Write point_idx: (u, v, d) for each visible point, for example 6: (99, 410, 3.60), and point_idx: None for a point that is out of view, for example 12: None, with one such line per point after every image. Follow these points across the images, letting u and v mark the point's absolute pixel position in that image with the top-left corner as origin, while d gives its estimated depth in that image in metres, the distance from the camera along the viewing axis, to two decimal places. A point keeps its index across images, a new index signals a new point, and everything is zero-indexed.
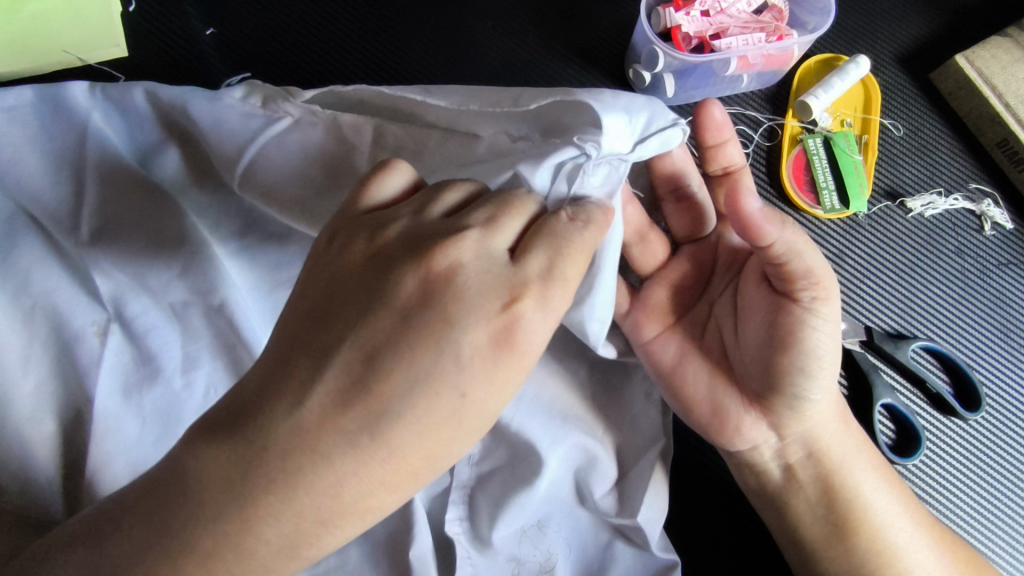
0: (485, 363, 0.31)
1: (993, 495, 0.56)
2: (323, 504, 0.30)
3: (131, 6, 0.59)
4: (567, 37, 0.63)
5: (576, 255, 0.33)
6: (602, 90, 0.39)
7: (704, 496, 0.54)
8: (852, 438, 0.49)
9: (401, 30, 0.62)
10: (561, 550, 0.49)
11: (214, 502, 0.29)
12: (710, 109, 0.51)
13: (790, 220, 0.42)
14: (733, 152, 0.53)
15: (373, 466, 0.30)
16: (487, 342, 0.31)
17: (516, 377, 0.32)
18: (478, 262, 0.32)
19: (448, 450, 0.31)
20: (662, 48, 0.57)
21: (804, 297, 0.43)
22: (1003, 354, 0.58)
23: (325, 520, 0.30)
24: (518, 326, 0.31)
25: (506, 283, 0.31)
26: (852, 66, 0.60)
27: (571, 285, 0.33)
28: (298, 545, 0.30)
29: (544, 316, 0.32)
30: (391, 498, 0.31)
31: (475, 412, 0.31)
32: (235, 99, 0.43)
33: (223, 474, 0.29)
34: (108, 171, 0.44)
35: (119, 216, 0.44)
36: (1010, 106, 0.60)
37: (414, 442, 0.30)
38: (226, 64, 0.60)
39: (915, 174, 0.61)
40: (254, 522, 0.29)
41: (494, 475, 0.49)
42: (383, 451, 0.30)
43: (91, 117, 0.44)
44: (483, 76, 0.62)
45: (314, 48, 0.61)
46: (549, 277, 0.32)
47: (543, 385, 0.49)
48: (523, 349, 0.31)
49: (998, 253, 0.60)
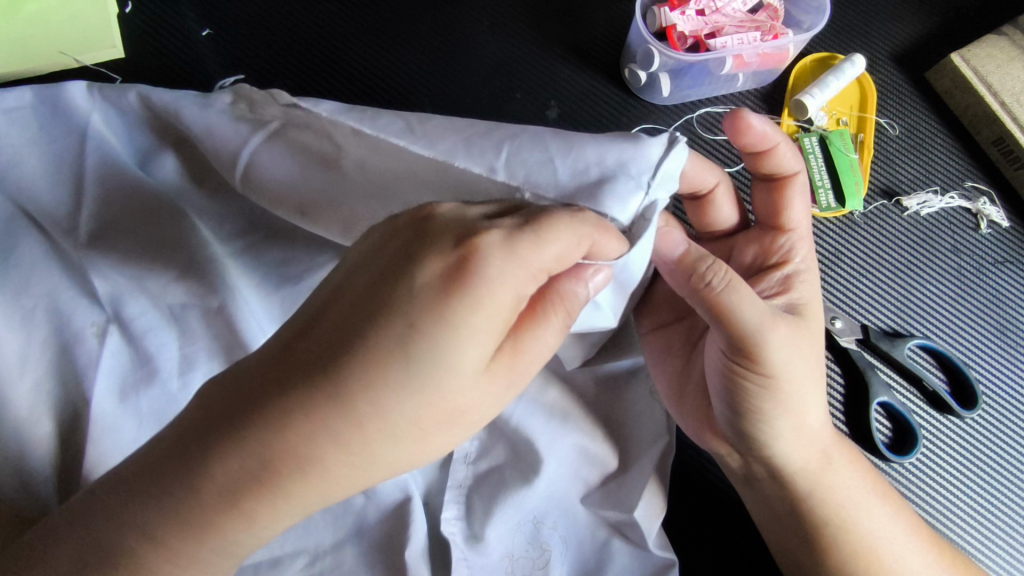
0: (438, 295, 0.30)
1: (990, 494, 0.55)
2: (266, 447, 0.29)
3: (128, 8, 0.60)
4: (562, 37, 0.63)
5: (560, 238, 0.33)
6: (582, 141, 0.39)
7: (699, 497, 0.54)
8: (836, 447, 0.48)
9: (398, 29, 0.62)
10: (556, 547, 0.49)
11: (206, 496, 0.30)
12: (749, 123, 0.46)
13: (710, 286, 0.42)
14: (784, 155, 0.48)
15: (321, 410, 0.29)
16: (441, 276, 0.30)
17: (471, 324, 0.30)
18: (449, 212, 0.33)
19: (394, 405, 0.30)
20: (658, 47, 0.57)
21: (742, 365, 0.44)
22: (1000, 352, 0.59)
23: (268, 463, 0.29)
24: (473, 259, 0.31)
25: (469, 229, 0.32)
26: (847, 64, 0.60)
27: (550, 257, 0.32)
28: (252, 515, 0.30)
29: (510, 266, 0.31)
30: (343, 460, 0.30)
31: (425, 347, 0.29)
32: (224, 105, 0.44)
33: (208, 471, 0.29)
34: (107, 175, 0.44)
35: (119, 217, 0.44)
36: (1006, 104, 0.60)
37: (364, 379, 0.29)
38: (222, 65, 0.60)
39: (911, 174, 0.61)
40: (250, 512, 0.30)
41: (490, 474, 0.50)
42: (333, 388, 0.29)
43: (91, 118, 0.45)
44: (479, 76, 0.62)
45: (311, 49, 0.61)
46: (519, 236, 0.32)
47: (540, 390, 0.51)
48: (480, 290, 0.30)
49: (996, 251, 0.60)
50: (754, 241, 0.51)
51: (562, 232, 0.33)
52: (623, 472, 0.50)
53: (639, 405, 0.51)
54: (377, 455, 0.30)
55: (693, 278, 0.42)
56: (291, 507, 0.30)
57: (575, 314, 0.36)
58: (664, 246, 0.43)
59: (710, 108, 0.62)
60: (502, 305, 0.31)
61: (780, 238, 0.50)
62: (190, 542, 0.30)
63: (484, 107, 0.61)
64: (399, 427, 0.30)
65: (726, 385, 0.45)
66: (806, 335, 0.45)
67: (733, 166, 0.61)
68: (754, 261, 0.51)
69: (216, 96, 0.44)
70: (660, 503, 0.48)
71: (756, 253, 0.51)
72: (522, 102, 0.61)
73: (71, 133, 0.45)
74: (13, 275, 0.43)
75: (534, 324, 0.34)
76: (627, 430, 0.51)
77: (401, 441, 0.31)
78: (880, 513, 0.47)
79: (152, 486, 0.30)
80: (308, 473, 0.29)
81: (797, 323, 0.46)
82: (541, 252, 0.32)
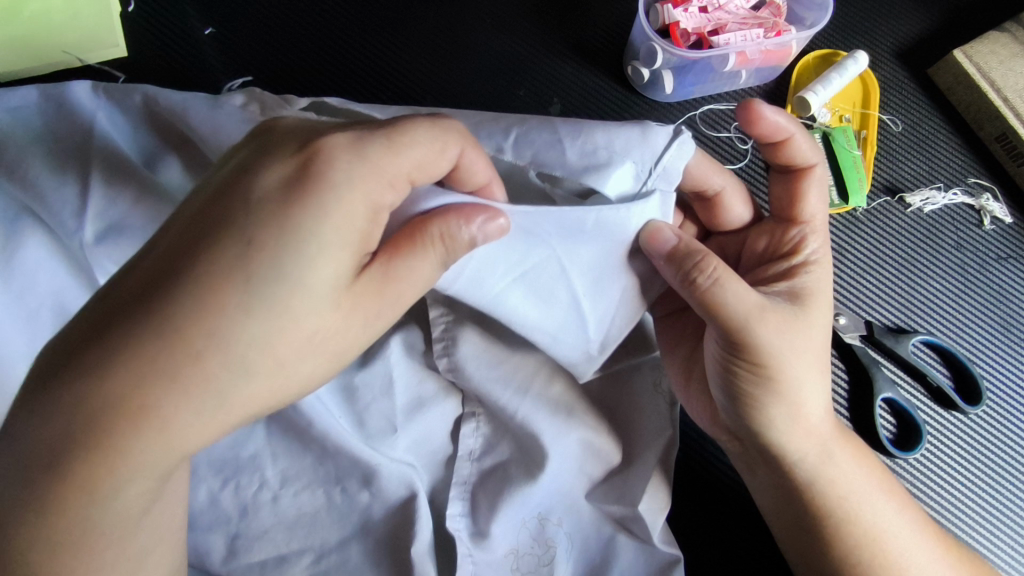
0: (281, 201, 0.33)
1: (998, 492, 0.55)
2: (100, 388, 0.30)
3: (131, 7, 0.60)
4: (563, 34, 0.63)
5: (408, 143, 0.35)
6: (592, 124, 0.44)
7: (707, 490, 0.54)
8: (843, 449, 0.47)
9: (399, 28, 0.62)
10: (561, 544, 0.50)
11: (89, 469, 0.31)
12: (763, 113, 0.45)
13: (697, 282, 0.43)
14: (802, 144, 0.48)
15: (152, 342, 0.31)
16: (284, 184, 0.33)
17: (315, 237, 0.33)
18: (292, 125, 0.36)
19: (232, 327, 0.32)
20: (661, 44, 0.57)
21: (742, 363, 0.44)
22: (1003, 348, 0.58)
23: (103, 408, 0.30)
24: (314, 164, 0.33)
25: (309, 137, 0.35)
26: (851, 61, 0.60)
27: (401, 166, 0.35)
28: (99, 472, 0.31)
29: (354, 170, 0.34)
30: (190, 398, 0.31)
31: (268, 264, 0.32)
32: (235, 106, 0.45)
33: (61, 434, 0.30)
34: (114, 172, 0.44)
35: (128, 211, 0.44)
36: (1008, 100, 0.60)
37: (198, 306, 0.31)
38: (228, 66, 0.60)
39: (913, 170, 0.61)
40: (101, 473, 0.31)
41: (495, 470, 0.51)
42: (166, 317, 0.31)
43: (96, 116, 0.46)
44: (483, 73, 0.62)
45: (313, 47, 0.61)
46: (355, 145, 0.34)
47: (550, 383, 0.51)
48: (323, 191, 0.33)
49: (998, 247, 0.60)
50: (765, 233, 0.51)
51: (418, 140, 0.36)
52: (627, 467, 0.50)
53: (640, 401, 0.52)
54: (226, 387, 0.32)
55: (682, 271, 0.43)
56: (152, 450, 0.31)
57: (455, 253, 0.37)
58: (653, 243, 0.43)
59: (713, 105, 0.62)
60: (355, 215, 0.34)
61: (792, 231, 0.50)
62: (93, 491, 0.31)
63: (486, 104, 0.61)
64: (248, 350, 0.32)
65: (727, 378, 0.45)
66: (810, 327, 0.45)
67: (736, 164, 0.61)
68: (769, 252, 0.51)
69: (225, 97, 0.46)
70: (664, 497, 0.48)
71: (768, 243, 0.51)
72: (524, 99, 0.61)
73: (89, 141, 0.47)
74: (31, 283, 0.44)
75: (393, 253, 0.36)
76: (630, 427, 0.51)
77: (253, 368, 0.33)
78: (888, 514, 0.47)
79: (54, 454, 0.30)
80: (146, 416, 0.31)
81: (801, 318, 0.45)
82: (396, 157, 0.35)
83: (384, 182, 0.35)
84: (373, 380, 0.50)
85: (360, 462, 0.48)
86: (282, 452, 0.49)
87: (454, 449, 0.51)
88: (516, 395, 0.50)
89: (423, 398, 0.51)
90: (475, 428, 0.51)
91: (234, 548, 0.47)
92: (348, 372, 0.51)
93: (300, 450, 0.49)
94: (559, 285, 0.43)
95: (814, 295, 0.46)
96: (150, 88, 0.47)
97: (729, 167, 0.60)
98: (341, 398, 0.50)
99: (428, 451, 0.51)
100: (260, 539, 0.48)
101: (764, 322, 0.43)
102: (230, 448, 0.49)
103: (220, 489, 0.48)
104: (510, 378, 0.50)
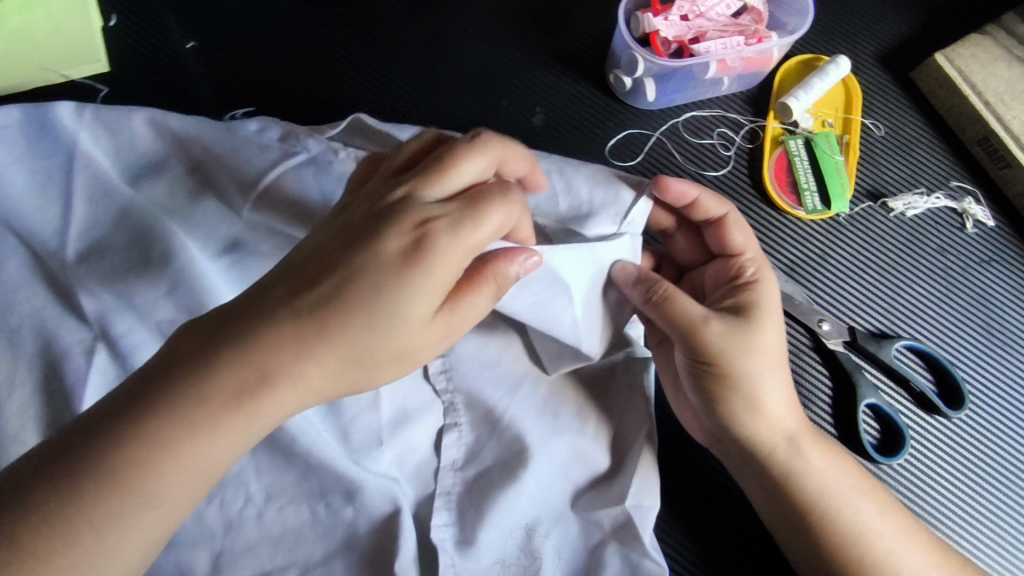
0: (401, 264, 0.36)
1: (985, 495, 0.55)
2: (257, 356, 0.34)
3: (112, 21, 0.60)
4: (545, 42, 0.63)
5: (498, 212, 0.37)
6: (574, 172, 0.50)
7: (694, 502, 0.54)
8: (824, 457, 0.48)
9: (382, 38, 0.62)
10: (547, 554, 0.50)
11: (192, 435, 0.34)
12: (666, 184, 0.49)
13: (654, 302, 0.47)
14: (709, 203, 0.51)
15: (298, 337, 0.35)
16: (404, 249, 0.36)
17: (414, 290, 0.36)
18: (416, 180, 0.39)
19: (358, 337, 0.36)
20: (641, 53, 0.57)
21: (702, 368, 0.47)
22: (988, 351, 0.58)
23: (249, 378, 0.34)
24: (429, 238, 0.36)
25: (424, 208, 0.37)
26: (832, 65, 0.60)
27: (489, 233, 0.37)
28: (209, 436, 0.34)
29: (454, 242, 0.36)
30: (312, 382, 0.36)
31: (387, 303, 0.36)
32: (252, 133, 0.51)
33: (187, 395, 0.34)
34: (93, 193, 0.48)
35: (105, 235, 0.48)
36: (990, 104, 0.60)
37: (338, 317, 0.35)
38: (211, 79, 0.60)
39: (895, 174, 0.61)
40: (205, 435, 0.34)
41: (478, 480, 0.51)
42: (313, 322, 0.35)
43: (78, 137, 0.49)
44: (467, 84, 0.62)
45: (295, 58, 0.61)
46: (460, 217, 0.37)
47: (538, 383, 0.52)
48: (430, 263, 0.36)
49: (981, 251, 0.60)
50: (711, 271, 0.53)
51: (497, 212, 0.37)
52: (613, 473, 0.51)
53: (623, 402, 0.53)
54: (343, 377, 0.36)
55: (646, 290, 0.48)
56: (219, 443, 0.34)
57: (504, 291, 0.40)
58: (620, 276, 0.49)
59: (696, 111, 0.62)
60: (448, 275, 0.37)
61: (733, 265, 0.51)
62: (141, 480, 0.33)
63: (470, 113, 0.61)
64: (364, 359, 0.36)
65: (694, 378, 0.48)
66: (763, 337, 0.47)
67: (718, 170, 0.61)
68: (723, 279, 0.51)
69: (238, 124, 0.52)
70: (650, 488, 0.50)
71: (721, 276, 0.52)
72: (508, 109, 0.61)
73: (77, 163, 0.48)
74: (19, 298, 0.47)
75: (471, 293, 0.39)
76: (613, 434, 0.53)
77: (365, 377, 0.37)
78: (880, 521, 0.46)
79: (166, 418, 0.33)
80: (273, 392, 0.35)
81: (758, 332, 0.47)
82: (481, 230, 0.37)
83: (475, 250, 0.37)
84: (359, 394, 0.50)
85: (344, 478, 0.49)
86: (266, 469, 0.49)
87: (438, 460, 0.52)
88: (506, 395, 0.51)
89: (408, 412, 0.51)
90: (458, 437, 0.52)
91: (219, 565, 0.48)
92: None
93: (284, 467, 0.49)
94: (565, 308, 0.47)
95: (765, 312, 0.48)
96: (167, 114, 0.50)
97: (712, 174, 0.60)
98: (325, 412, 0.51)
99: (413, 464, 0.51)
100: (246, 555, 0.48)
101: (723, 333, 0.46)
102: None
103: (204, 506, 0.48)
104: (500, 379, 0.52)
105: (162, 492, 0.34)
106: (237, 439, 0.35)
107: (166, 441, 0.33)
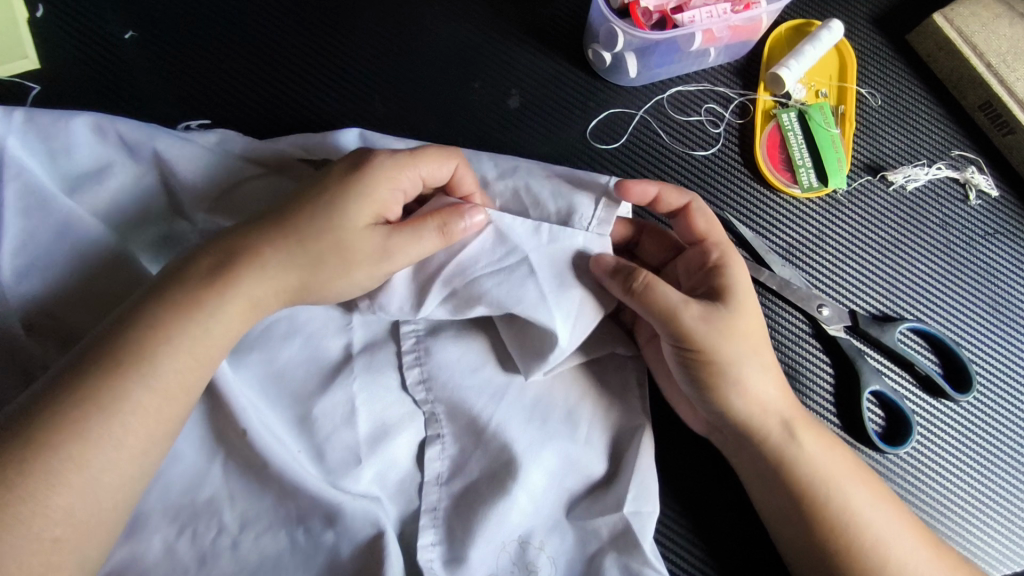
0: (343, 175, 0.43)
1: (994, 479, 0.53)
2: (206, 265, 0.40)
3: (39, 12, 0.55)
4: (517, 17, 0.59)
5: (434, 149, 0.45)
6: (538, 180, 0.48)
7: (695, 504, 0.51)
8: (827, 457, 0.45)
9: (341, 19, 0.58)
10: (544, 568, 0.47)
11: (158, 337, 0.37)
12: (626, 185, 0.47)
13: (633, 293, 0.44)
14: (670, 196, 0.49)
15: (259, 245, 0.41)
16: (346, 167, 0.44)
17: (353, 197, 0.43)
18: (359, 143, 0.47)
19: (312, 236, 0.42)
20: (621, 26, 0.52)
21: (693, 357, 0.44)
22: (993, 328, 0.56)
23: (210, 277, 0.40)
24: (366, 159, 0.44)
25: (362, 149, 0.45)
26: (825, 31, 0.56)
27: (421, 173, 0.45)
28: (170, 332, 0.38)
29: (389, 160, 0.44)
30: (265, 278, 0.41)
31: (326, 206, 0.42)
32: (208, 145, 0.48)
33: (154, 309, 0.38)
34: (30, 206, 0.44)
35: (44, 250, 0.44)
36: (993, 66, 0.57)
37: (292, 224, 0.42)
38: (154, 73, 0.55)
39: (894, 145, 0.58)
40: (167, 328, 0.38)
41: (466, 493, 0.48)
42: (264, 234, 0.41)
43: (8, 144, 0.45)
44: (435, 66, 0.57)
45: (246, 46, 0.56)
46: (397, 150, 0.45)
47: (525, 386, 0.49)
48: (366, 177, 0.43)
49: (985, 223, 0.57)
50: (683, 263, 0.50)
51: (431, 152, 0.45)
52: (610, 479, 0.49)
53: (615, 405, 0.50)
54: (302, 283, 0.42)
55: (624, 280, 0.44)
56: (183, 341, 0.38)
57: (449, 229, 0.44)
58: (596, 267, 0.45)
59: (681, 87, 0.58)
60: (384, 191, 0.43)
61: (706, 250, 0.48)
62: (114, 381, 0.36)
63: (438, 98, 0.57)
64: (312, 257, 0.42)
65: (683, 367, 0.45)
66: (747, 316, 0.46)
67: (708, 149, 0.57)
68: (702, 263, 0.48)
69: (197, 134, 0.49)
70: (649, 491, 0.47)
71: (698, 263, 0.48)
72: (480, 92, 0.57)
73: (7, 173, 0.44)
74: None
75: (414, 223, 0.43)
76: (607, 438, 0.50)
77: (327, 283, 0.43)
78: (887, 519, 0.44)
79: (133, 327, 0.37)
80: (228, 289, 0.40)
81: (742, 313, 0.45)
82: (417, 161, 0.44)
83: (413, 178, 0.44)
84: (334, 408, 0.47)
85: (322, 500, 0.45)
86: (240, 493, 0.46)
87: (421, 475, 0.48)
88: (491, 401, 0.48)
89: (387, 425, 0.48)
90: (441, 449, 0.49)
91: None
92: (306, 403, 0.48)
93: (258, 491, 0.46)
94: (527, 285, 0.44)
95: (745, 292, 0.46)
96: (115, 119, 0.47)
97: (702, 154, 0.57)
98: (299, 430, 0.47)
99: (395, 480, 0.48)
100: None
101: (709, 317, 0.44)
102: (185, 491, 0.46)
103: (176, 538, 0.45)
104: (484, 385, 0.49)
105: (156, 389, 0.37)
106: (215, 330, 0.39)
107: (149, 344, 0.37)
